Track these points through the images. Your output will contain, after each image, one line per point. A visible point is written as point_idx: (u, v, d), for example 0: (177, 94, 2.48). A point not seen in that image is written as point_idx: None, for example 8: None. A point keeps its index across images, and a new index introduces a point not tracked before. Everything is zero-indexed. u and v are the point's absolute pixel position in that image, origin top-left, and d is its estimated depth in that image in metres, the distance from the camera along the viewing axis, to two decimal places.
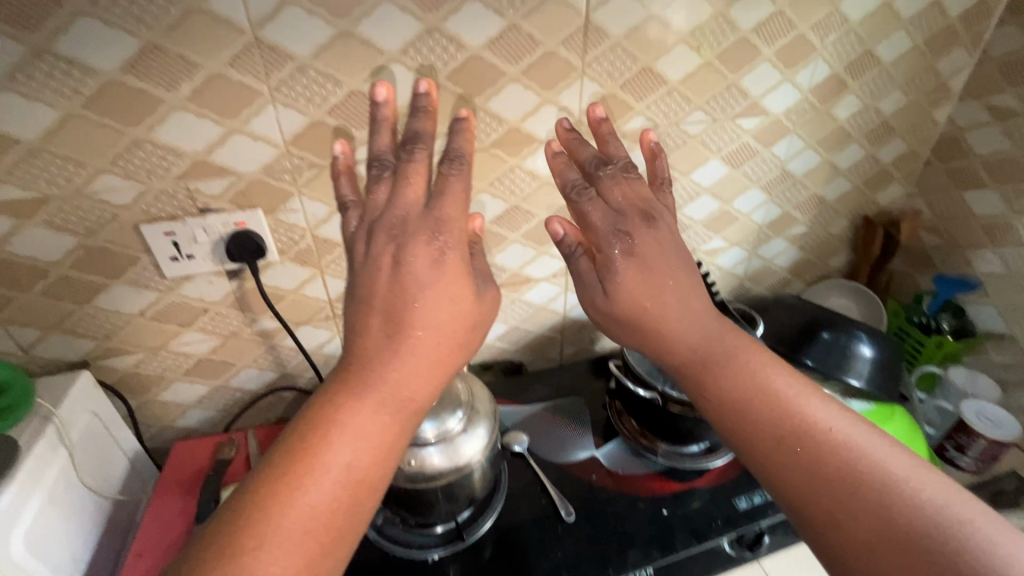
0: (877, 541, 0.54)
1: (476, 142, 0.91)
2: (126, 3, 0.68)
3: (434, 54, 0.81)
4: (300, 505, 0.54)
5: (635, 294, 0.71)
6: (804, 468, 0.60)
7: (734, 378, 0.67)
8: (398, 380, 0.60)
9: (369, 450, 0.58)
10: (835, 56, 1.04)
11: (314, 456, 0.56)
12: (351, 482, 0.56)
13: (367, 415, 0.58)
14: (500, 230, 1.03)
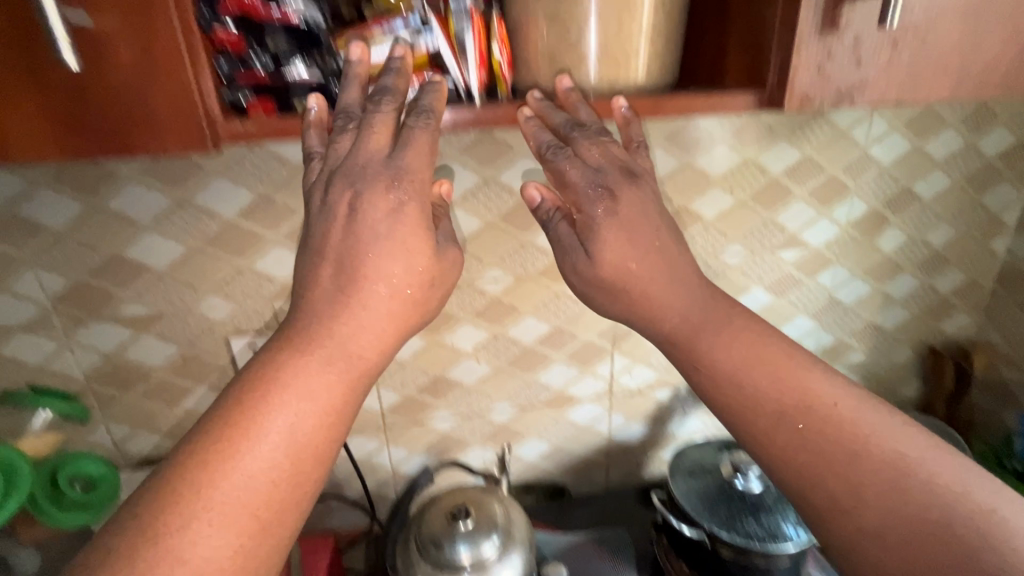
0: (877, 524, 0.49)
1: (523, 271, 1.01)
2: (250, 167, 0.86)
3: (489, 200, 0.94)
4: (238, 476, 0.46)
5: (616, 259, 0.60)
6: (803, 452, 0.54)
7: (731, 354, 0.59)
8: (348, 333, 0.51)
9: (315, 412, 0.49)
10: (871, 195, 1.09)
11: (253, 424, 0.47)
12: (294, 449, 0.48)
13: (309, 376, 0.49)
14: (544, 350, 1.08)
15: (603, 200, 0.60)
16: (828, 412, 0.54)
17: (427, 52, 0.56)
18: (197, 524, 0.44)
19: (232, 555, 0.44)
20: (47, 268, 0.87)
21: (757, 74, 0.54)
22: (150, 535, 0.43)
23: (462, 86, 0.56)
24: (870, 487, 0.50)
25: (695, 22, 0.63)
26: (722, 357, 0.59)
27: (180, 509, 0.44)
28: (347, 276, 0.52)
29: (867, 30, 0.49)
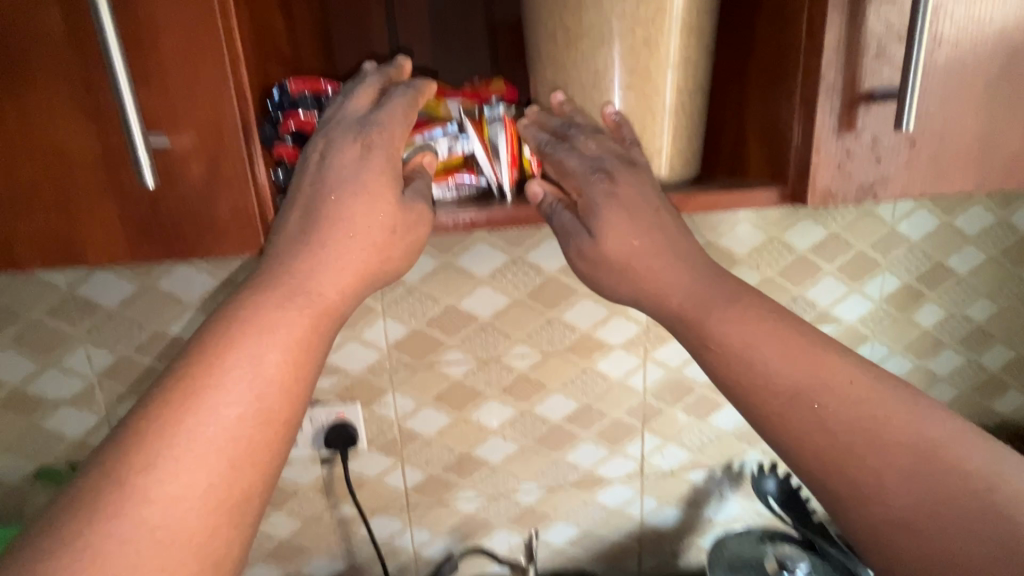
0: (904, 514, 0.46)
1: (550, 347, 1.01)
2: None
3: (518, 278, 0.97)
4: (202, 430, 0.43)
5: (619, 240, 0.55)
6: (822, 436, 0.50)
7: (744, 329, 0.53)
8: (310, 276, 0.49)
9: (276, 357, 0.46)
10: (903, 269, 1.08)
11: (213, 378, 0.44)
12: (258, 398, 0.45)
13: (269, 321, 0.47)
14: (572, 428, 1.05)
15: (600, 180, 0.54)
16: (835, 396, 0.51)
17: (462, 154, 0.58)
18: (165, 484, 0.41)
19: (203, 512, 0.42)
20: (96, 344, 0.91)
21: (779, 169, 0.56)
22: (116, 507, 0.40)
23: (495, 183, 0.59)
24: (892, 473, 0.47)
25: (714, 119, 0.66)
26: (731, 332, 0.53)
27: (144, 472, 0.41)
28: (306, 224, 0.49)
29: (884, 131, 0.51)
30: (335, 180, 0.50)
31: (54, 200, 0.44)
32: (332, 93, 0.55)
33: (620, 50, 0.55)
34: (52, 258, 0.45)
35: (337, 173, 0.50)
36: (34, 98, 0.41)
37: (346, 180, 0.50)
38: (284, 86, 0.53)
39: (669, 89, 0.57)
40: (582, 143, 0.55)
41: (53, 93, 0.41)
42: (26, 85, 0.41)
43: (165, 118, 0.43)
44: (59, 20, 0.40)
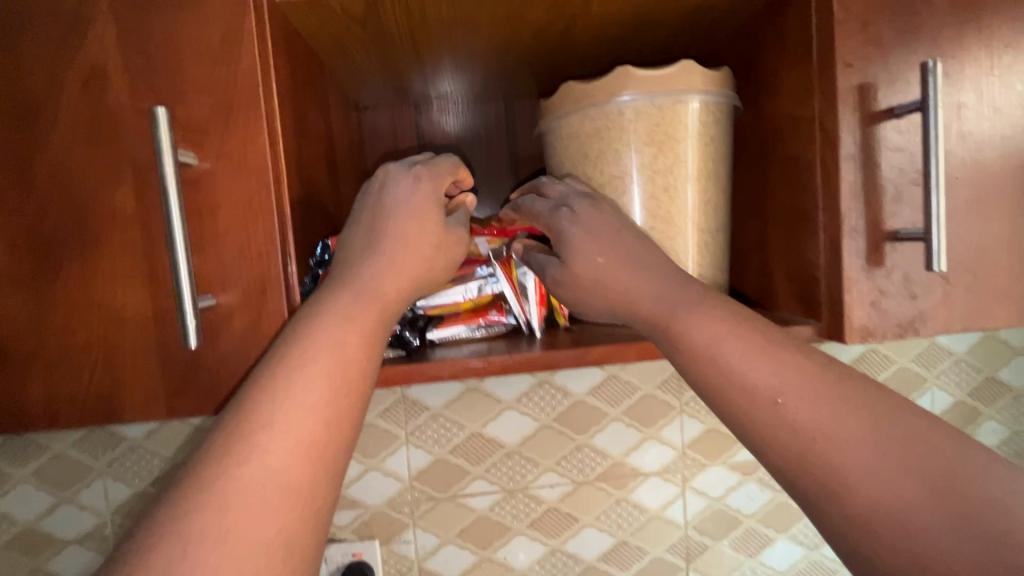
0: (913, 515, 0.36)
1: (581, 475, 0.95)
2: None
3: (544, 401, 0.94)
4: (266, 435, 0.39)
5: (586, 254, 0.52)
6: (802, 435, 0.40)
7: (711, 323, 0.46)
8: (370, 275, 0.48)
9: (342, 353, 0.44)
10: (951, 384, 1.02)
11: (279, 382, 0.41)
12: (327, 398, 0.42)
13: (334, 318, 0.45)
14: (608, 568, 0.96)
15: (565, 214, 0.53)
16: (805, 385, 0.42)
17: (491, 293, 0.60)
18: (235, 498, 0.37)
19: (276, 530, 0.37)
20: (114, 477, 0.89)
21: (811, 304, 0.56)
22: (184, 537, 0.36)
23: (525, 320, 0.59)
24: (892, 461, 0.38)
25: (738, 250, 0.68)
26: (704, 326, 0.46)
27: (213, 487, 0.37)
28: (367, 233, 0.50)
29: (914, 269, 0.51)
30: (390, 196, 0.51)
31: (102, 361, 0.45)
32: None
33: (640, 196, 0.58)
34: (91, 416, 0.46)
35: (397, 188, 0.51)
36: (96, 266, 0.44)
37: (401, 192, 0.50)
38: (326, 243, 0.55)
39: (691, 229, 0.59)
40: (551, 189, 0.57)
41: (114, 262, 0.44)
42: (90, 255, 0.44)
43: (215, 280, 0.45)
44: (130, 197, 0.44)
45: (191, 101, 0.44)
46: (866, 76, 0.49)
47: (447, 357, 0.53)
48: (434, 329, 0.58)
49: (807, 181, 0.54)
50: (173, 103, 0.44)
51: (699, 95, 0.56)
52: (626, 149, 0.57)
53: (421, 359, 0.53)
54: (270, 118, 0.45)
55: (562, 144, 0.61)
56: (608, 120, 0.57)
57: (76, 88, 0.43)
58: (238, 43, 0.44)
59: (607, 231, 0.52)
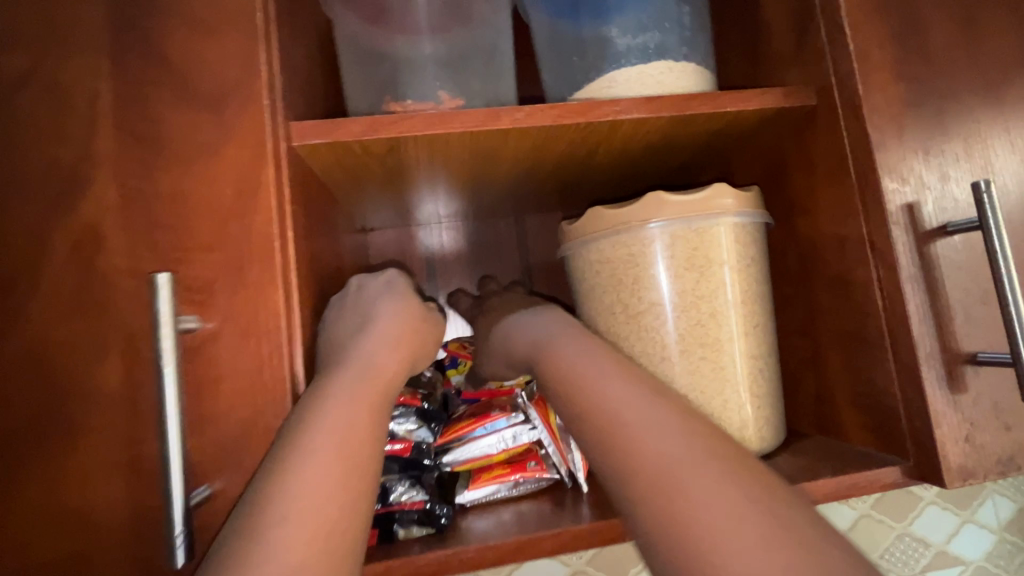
0: (717, 531, 0.33)
1: None
2: None
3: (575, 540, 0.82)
4: (281, 530, 0.32)
5: (509, 324, 0.56)
6: (641, 454, 0.38)
7: (581, 358, 0.47)
8: (371, 347, 0.44)
9: (351, 424, 0.38)
10: (1013, 489, 0.93)
11: (280, 472, 0.34)
12: (340, 475, 0.35)
13: (336, 389, 0.39)
14: None
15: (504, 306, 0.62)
16: (645, 410, 0.41)
17: (527, 442, 0.52)
18: None
19: None
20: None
21: (893, 438, 0.49)
22: None
23: (568, 472, 0.52)
24: (708, 478, 0.35)
25: (789, 371, 0.62)
26: (588, 364, 0.46)
27: None
28: (354, 317, 0.47)
29: (1002, 396, 0.46)
30: (369, 287, 0.50)
31: None
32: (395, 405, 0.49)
33: (684, 323, 0.53)
34: None
35: (383, 279, 0.51)
36: (69, 457, 0.36)
37: (381, 282, 0.51)
38: None
39: (741, 357, 0.54)
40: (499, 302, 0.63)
41: (93, 451, 0.37)
42: (63, 445, 0.36)
43: (213, 465, 0.38)
44: (119, 371, 0.37)
45: (198, 258, 0.39)
46: (911, 195, 0.48)
47: (488, 535, 0.44)
48: (464, 492, 0.50)
49: (866, 303, 0.50)
50: (178, 263, 0.39)
51: (734, 217, 0.54)
52: (665, 275, 0.53)
53: (458, 538, 0.44)
54: (286, 271, 0.41)
55: (592, 269, 0.57)
56: (643, 246, 0.54)
57: (69, 252, 0.38)
58: (256, 195, 0.40)
59: (536, 316, 0.55)
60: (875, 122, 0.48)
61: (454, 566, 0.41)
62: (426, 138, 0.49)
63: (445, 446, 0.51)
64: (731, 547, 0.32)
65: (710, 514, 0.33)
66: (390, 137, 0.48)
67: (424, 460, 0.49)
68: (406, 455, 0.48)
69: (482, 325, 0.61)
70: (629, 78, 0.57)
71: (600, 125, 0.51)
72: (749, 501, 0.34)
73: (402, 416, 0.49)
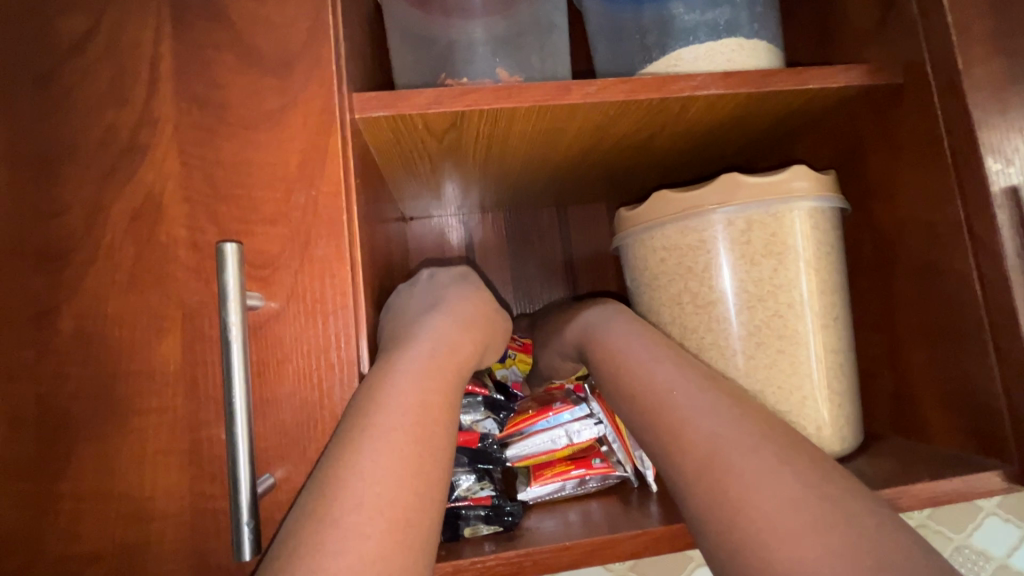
0: (774, 513, 0.31)
1: None
2: None
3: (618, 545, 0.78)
4: (354, 518, 0.29)
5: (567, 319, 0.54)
6: (689, 430, 0.36)
7: (626, 340, 0.45)
8: (443, 325, 0.40)
9: (424, 405, 0.34)
10: None
11: (350, 454, 0.31)
12: (413, 461, 0.32)
13: (407, 367, 0.36)
14: None
15: (560, 308, 0.60)
16: (695, 388, 0.39)
17: (593, 438, 0.49)
18: None
19: None
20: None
21: (992, 440, 0.45)
22: None
23: (636, 470, 0.48)
24: (763, 459, 0.33)
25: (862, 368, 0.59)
26: (636, 346, 0.44)
27: None
28: (422, 301, 0.45)
29: None
30: (441, 279, 0.48)
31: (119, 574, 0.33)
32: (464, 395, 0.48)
33: (759, 314, 0.50)
34: None
35: (454, 272, 0.49)
36: (126, 441, 0.34)
37: (451, 275, 0.49)
38: None
39: (819, 351, 0.50)
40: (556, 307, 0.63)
41: (151, 434, 0.34)
42: (119, 428, 0.34)
43: (277, 453, 0.35)
44: (178, 351, 0.35)
45: (262, 232, 0.37)
46: (1017, 176, 0.44)
47: (558, 535, 0.41)
48: (527, 488, 0.47)
49: (961, 293, 0.47)
50: (241, 237, 0.37)
51: (813, 201, 0.50)
52: (739, 263, 0.50)
53: (527, 537, 0.41)
54: (352, 247, 0.38)
55: (655, 257, 0.54)
56: (716, 231, 0.51)
57: (126, 222, 0.36)
58: (321, 166, 0.38)
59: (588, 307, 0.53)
60: (976, 99, 0.45)
61: (525, 568, 0.38)
62: (491, 113, 0.46)
63: (508, 439, 0.48)
64: (789, 529, 0.30)
65: (765, 496, 0.31)
66: (454, 112, 0.45)
67: (491, 451, 0.46)
68: (473, 446, 0.46)
69: (538, 329, 0.61)
70: (697, 56, 0.53)
71: (673, 101, 0.48)
72: (806, 484, 0.32)
73: (470, 406, 0.48)
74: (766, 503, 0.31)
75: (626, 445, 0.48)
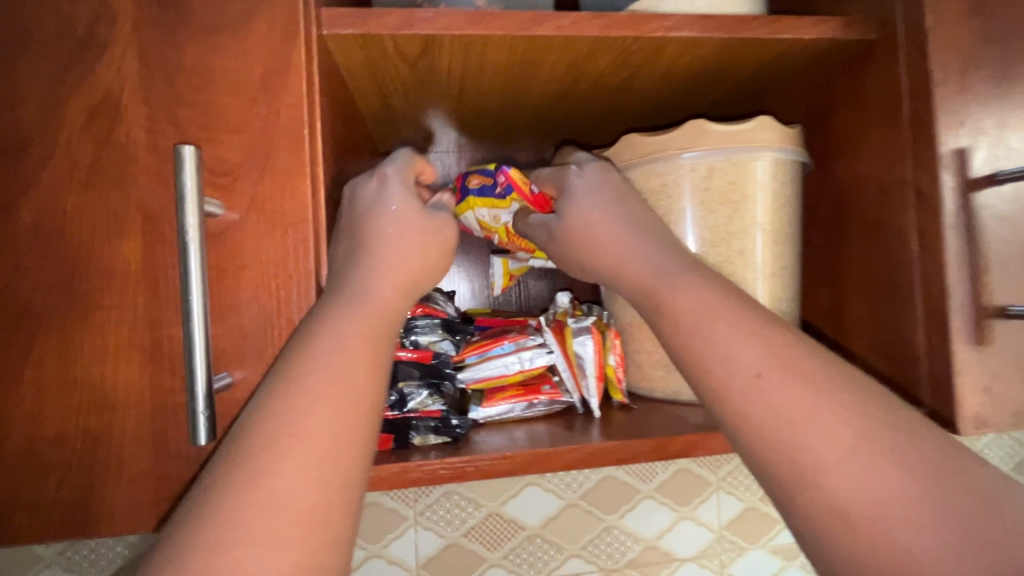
0: (895, 511, 0.31)
1: (610, 562, 0.83)
2: None
3: (570, 477, 0.83)
4: (272, 454, 0.30)
5: (607, 229, 0.46)
6: (808, 413, 0.34)
7: (698, 303, 0.39)
8: (367, 273, 0.39)
9: (345, 351, 0.35)
10: None
11: (272, 391, 0.33)
12: (331, 405, 0.33)
13: (330, 314, 0.36)
14: None
15: (587, 191, 0.47)
16: (820, 369, 0.36)
17: (543, 366, 0.52)
18: (248, 522, 0.28)
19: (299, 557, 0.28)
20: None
21: (908, 386, 0.50)
22: None
23: (580, 397, 0.52)
24: (891, 448, 0.32)
25: (808, 320, 0.61)
26: (748, 318, 0.38)
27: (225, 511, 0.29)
28: (349, 238, 0.41)
29: None
30: (364, 197, 0.41)
31: (81, 455, 0.36)
32: (417, 314, 0.49)
33: (712, 259, 0.52)
34: (57, 526, 0.36)
35: (392, 190, 0.41)
36: (85, 335, 0.35)
37: (374, 187, 0.41)
38: None
39: (764, 298, 0.53)
40: (593, 181, 0.47)
41: (111, 331, 0.36)
42: (81, 321, 0.35)
43: (233, 354, 0.37)
44: (137, 251, 0.36)
45: (222, 140, 0.37)
46: (967, 139, 0.45)
47: (501, 447, 0.44)
48: (478, 408, 0.50)
49: (900, 251, 0.49)
50: (201, 144, 0.37)
51: (775, 153, 0.51)
52: (698, 210, 0.52)
53: (472, 447, 0.44)
54: (313, 163, 0.39)
55: None
56: (679, 177, 0.52)
57: (83, 120, 0.36)
58: (285, 78, 0.38)
59: (655, 244, 0.44)
60: (940, 57, 0.45)
61: (467, 473, 0.42)
62: (462, 39, 0.46)
63: (462, 363, 0.51)
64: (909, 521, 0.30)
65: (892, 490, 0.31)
66: (425, 35, 0.44)
67: (444, 369, 0.49)
68: (426, 362, 0.49)
69: (571, 233, 0.47)
70: None
71: (648, 40, 0.48)
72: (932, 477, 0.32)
73: (426, 327, 0.49)
74: (889, 494, 0.31)
75: (580, 377, 0.51)
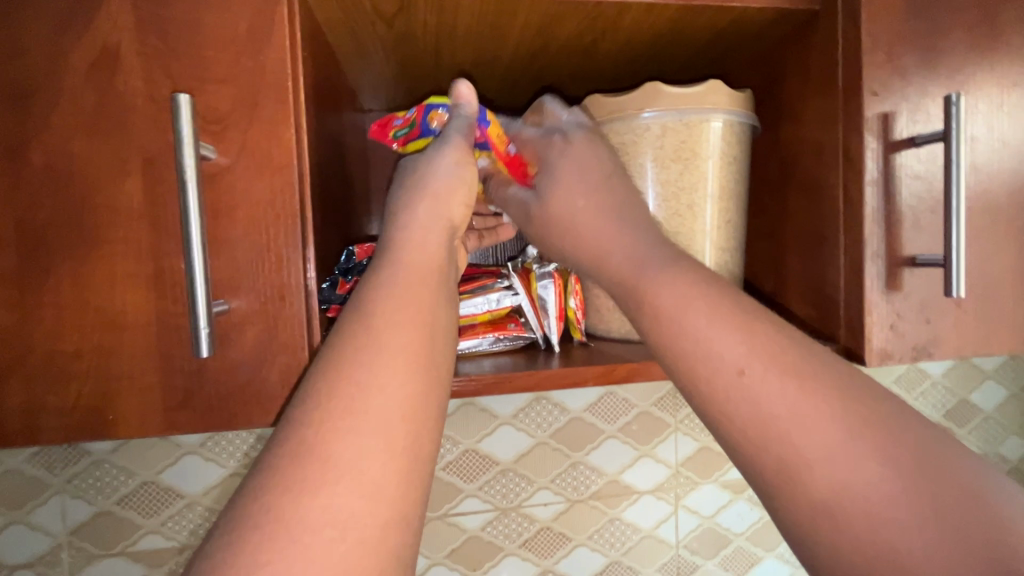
0: (821, 443, 0.34)
1: (576, 493, 0.91)
2: None
3: (541, 416, 0.90)
4: (349, 423, 0.31)
5: (590, 210, 0.49)
6: (768, 385, 0.37)
7: (678, 263, 0.42)
8: (415, 248, 0.40)
9: (408, 320, 0.36)
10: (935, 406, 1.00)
11: (339, 361, 0.33)
12: (401, 373, 0.33)
13: (385, 286, 0.37)
14: None
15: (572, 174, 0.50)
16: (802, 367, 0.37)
17: (509, 306, 0.58)
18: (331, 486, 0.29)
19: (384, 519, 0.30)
20: (161, 532, 0.76)
21: (829, 326, 0.56)
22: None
23: (542, 334, 0.58)
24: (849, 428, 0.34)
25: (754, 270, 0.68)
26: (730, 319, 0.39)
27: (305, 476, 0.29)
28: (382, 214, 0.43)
29: (930, 294, 0.52)
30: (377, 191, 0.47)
31: (97, 368, 0.41)
32: None
33: (667, 210, 0.58)
34: (79, 428, 0.41)
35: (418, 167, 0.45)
36: (96, 264, 0.40)
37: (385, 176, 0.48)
38: (351, 251, 0.57)
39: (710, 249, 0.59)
40: (575, 163, 0.50)
41: (120, 260, 0.40)
42: (93, 251, 0.40)
43: (228, 285, 0.42)
44: (140, 189, 0.40)
45: (212, 91, 0.41)
46: (889, 105, 0.51)
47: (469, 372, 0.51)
48: None
49: (830, 206, 0.55)
50: (193, 94, 0.41)
51: (724, 116, 0.56)
52: (654, 167, 0.57)
53: None
54: (296, 114, 0.43)
55: None
56: (637, 135, 0.57)
57: (86, 67, 0.39)
58: (269, 34, 0.41)
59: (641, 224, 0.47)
60: (870, 30, 0.50)
61: None
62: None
63: None
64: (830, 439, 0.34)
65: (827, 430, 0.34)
66: None
67: None
68: None
69: (554, 216, 0.51)
70: None
71: (608, 6, 0.52)
72: (861, 416, 0.35)
73: None
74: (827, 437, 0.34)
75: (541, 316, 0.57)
